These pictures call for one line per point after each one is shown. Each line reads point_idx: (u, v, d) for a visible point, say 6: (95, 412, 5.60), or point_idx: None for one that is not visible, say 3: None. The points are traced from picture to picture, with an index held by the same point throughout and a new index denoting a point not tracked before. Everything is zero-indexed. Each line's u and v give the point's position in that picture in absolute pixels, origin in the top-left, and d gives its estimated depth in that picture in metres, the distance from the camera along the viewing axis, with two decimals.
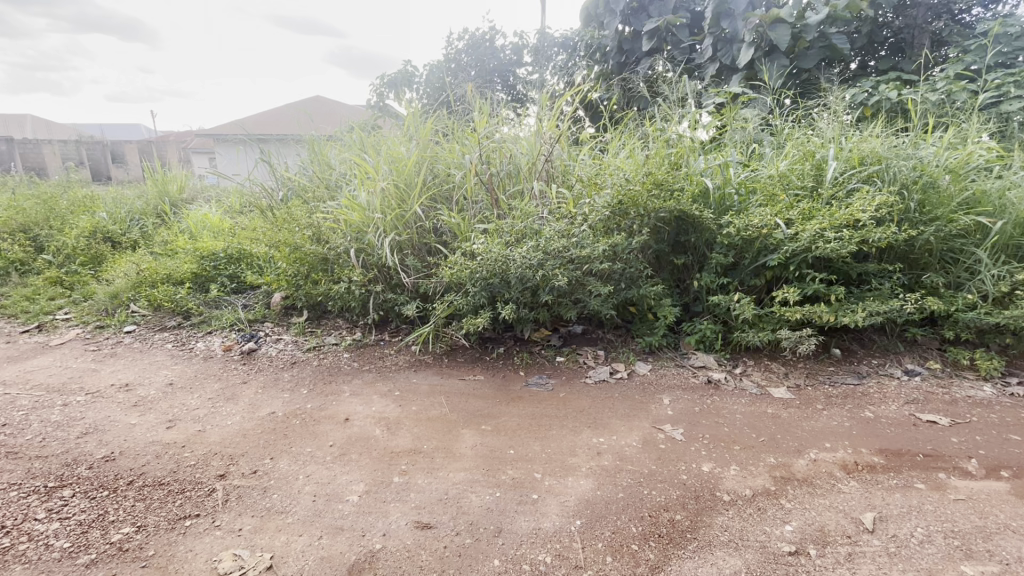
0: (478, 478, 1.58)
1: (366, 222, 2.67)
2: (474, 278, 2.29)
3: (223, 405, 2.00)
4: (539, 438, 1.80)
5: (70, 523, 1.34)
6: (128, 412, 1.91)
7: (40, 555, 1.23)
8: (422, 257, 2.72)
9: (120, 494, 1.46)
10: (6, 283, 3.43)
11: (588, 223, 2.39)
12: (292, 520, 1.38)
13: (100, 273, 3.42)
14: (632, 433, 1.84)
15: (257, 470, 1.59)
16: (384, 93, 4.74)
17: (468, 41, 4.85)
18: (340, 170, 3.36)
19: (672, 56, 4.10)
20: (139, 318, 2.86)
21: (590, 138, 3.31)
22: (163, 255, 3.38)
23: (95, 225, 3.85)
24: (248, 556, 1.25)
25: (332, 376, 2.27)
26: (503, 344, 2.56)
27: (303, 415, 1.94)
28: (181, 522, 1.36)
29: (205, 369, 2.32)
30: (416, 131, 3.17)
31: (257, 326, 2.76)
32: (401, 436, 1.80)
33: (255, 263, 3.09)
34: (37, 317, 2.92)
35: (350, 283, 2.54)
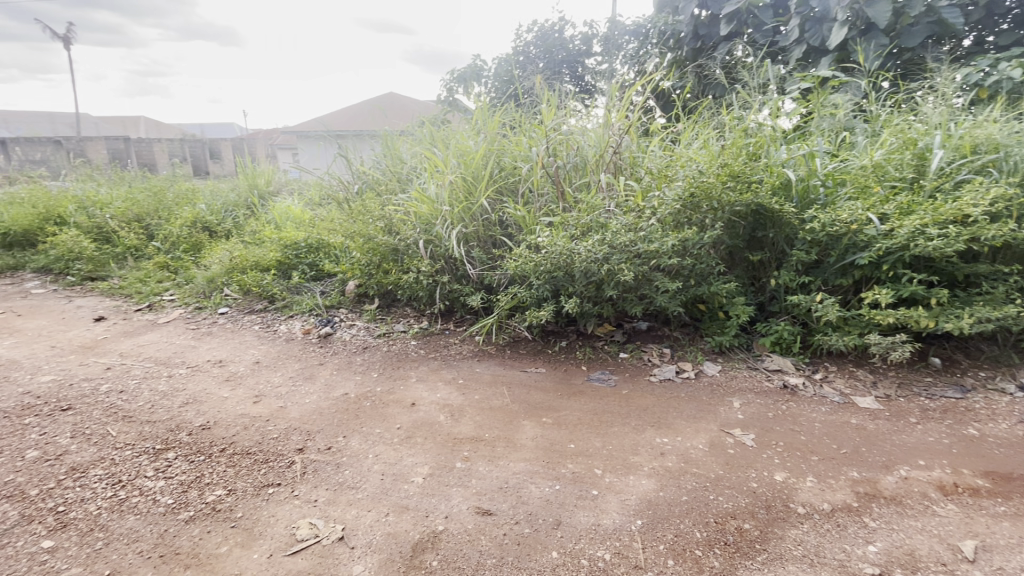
0: (538, 469, 1.59)
1: (435, 214, 2.77)
2: (538, 270, 2.30)
3: (302, 384, 2.15)
4: (600, 434, 1.78)
5: (174, 482, 1.50)
6: (221, 386, 2.11)
7: (149, 509, 1.39)
8: (487, 249, 2.76)
9: (214, 459, 1.61)
10: (124, 267, 3.87)
11: (657, 216, 2.32)
12: (361, 496, 1.46)
13: (198, 259, 3.77)
14: (698, 435, 1.77)
15: (332, 447, 1.70)
16: (454, 87, 4.84)
17: (536, 33, 4.84)
18: (411, 163, 3.48)
19: (753, 39, 3.85)
20: (231, 301, 3.13)
21: (661, 129, 3.19)
22: (252, 244, 3.66)
23: (196, 216, 4.25)
24: (323, 526, 1.34)
25: (400, 362, 2.37)
26: (566, 338, 2.54)
27: (372, 397, 2.04)
28: (264, 490, 1.48)
29: (286, 350, 2.50)
30: (484, 123, 3.22)
31: (332, 311, 2.93)
32: (464, 423, 1.85)
33: (333, 253, 3.28)
34: (147, 298, 3.27)
35: (419, 273, 2.63)
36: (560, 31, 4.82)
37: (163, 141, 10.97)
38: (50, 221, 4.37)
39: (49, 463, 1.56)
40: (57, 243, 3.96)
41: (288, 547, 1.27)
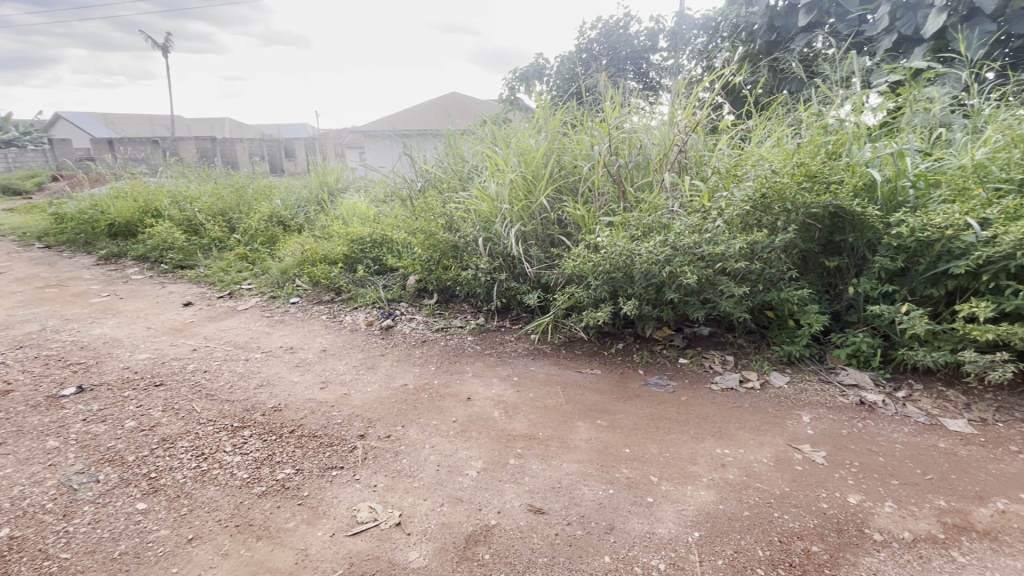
0: (592, 471, 1.57)
1: (494, 212, 2.80)
2: (596, 271, 2.28)
3: (364, 373, 2.24)
4: (657, 440, 1.74)
5: (249, 458, 1.62)
6: (292, 371, 2.24)
7: (227, 481, 1.50)
8: (545, 248, 2.77)
9: (285, 440, 1.72)
10: (209, 257, 4.20)
11: (723, 218, 2.22)
12: (417, 485, 1.51)
13: (273, 251, 4.02)
14: (762, 449, 1.68)
15: (391, 435, 1.76)
16: (516, 86, 4.87)
17: (600, 30, 4.77)
18: (473, 162, 3.54)
19: (836, 30, 3.60)
20: (301, 291, 3.32)
21: (730, 127, 3.06)
22: (322, 238, 3.86)
23: (272, 211, 4.54)
24: (381, 511, 1.40)
25: (457, 356, 2.41)
26: (622, 340, 2.49)
27: (430, 389, 2.10)
28: (328, 472, 1.56)
29: (351, 340, 2.62)
30: (545, 122, 3.21)
31: (394, 304, 3.03)
32: (518, 421, 1.86)
33: (395, 248, 3.39)
34: (228, 286, 3.54)
35: (478, 271, 2.68)
36: (625, 27, 4.73)
37: (245, 141, 11.79)
38: (148, 214, 4.82)
39: (143, 433, 1.73)
40: (154, 234, 4.36)
41: (348, 528, 1.33)
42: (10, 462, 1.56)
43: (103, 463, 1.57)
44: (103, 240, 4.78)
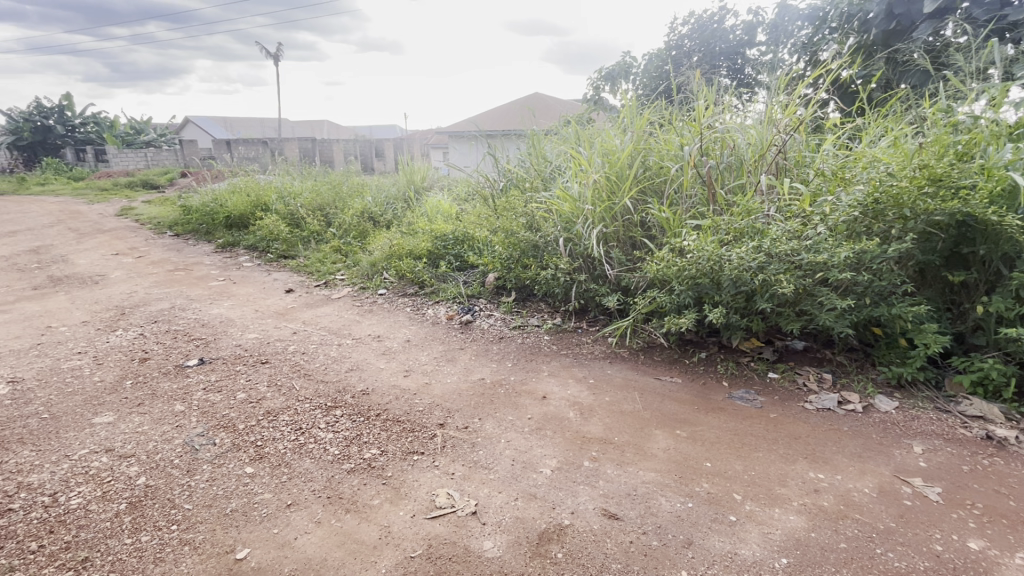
0: (669, 482, 1.52)
1: (576, 213, 2.80)
2: (681, 276, 2.20)
3: (444, 365, 2.33)
4: (741, 457, 1.64)
5: (340, 436, 1.74)
6: (379, 358, 2.38)
7: (321, 455, 1.63)
8: (627, 251, 2.72)
9: (371, 422, 1.83)
10: (308, 248, 4.56)
11: (826, 224, 2.05)
12: (493, 477, 1.54)
13: (364, 245, 4.28)
14: (864, 477, 1.54)
15: (468, 427, 1.82)
16: (600, 85, 4.80)
17: (692, 25, 4.57)
18: (556, 162, 3.55)
19: (970, 15, 3.19)
20: (388, 284, 3.50)
21: (837, 125, 2.81)
22: (408, 233, 4.05)
23: (364, 208, 4.83)
24: (458, 498, 1.45)
25: (533, 354, 2.43)
26: (705, 349, 2.38)
27: (506, 385, 2.13)
28: (410, 456, 1.64)
29: (432, 333, 2.73)
30: (631, 121, 3.14)
31: (473, 300, 3.11)
32: (593, 423, 1.85)
33: (476, 246, 3.48)
34: (324, 276, 3.82)
35: (557, 270, 2.69)
36: (720, 21, 4.50)
37: (342, 142, 12.67)
38: (259, 208, 5.33)
39: (251, 405, 1.92)
40: (263, 226, 4.82)
41: (427, 511, 1.39)
42: (146, 420, 1.80)
43: (219, 428, 1.76)
44: (221, 230, 5.35)
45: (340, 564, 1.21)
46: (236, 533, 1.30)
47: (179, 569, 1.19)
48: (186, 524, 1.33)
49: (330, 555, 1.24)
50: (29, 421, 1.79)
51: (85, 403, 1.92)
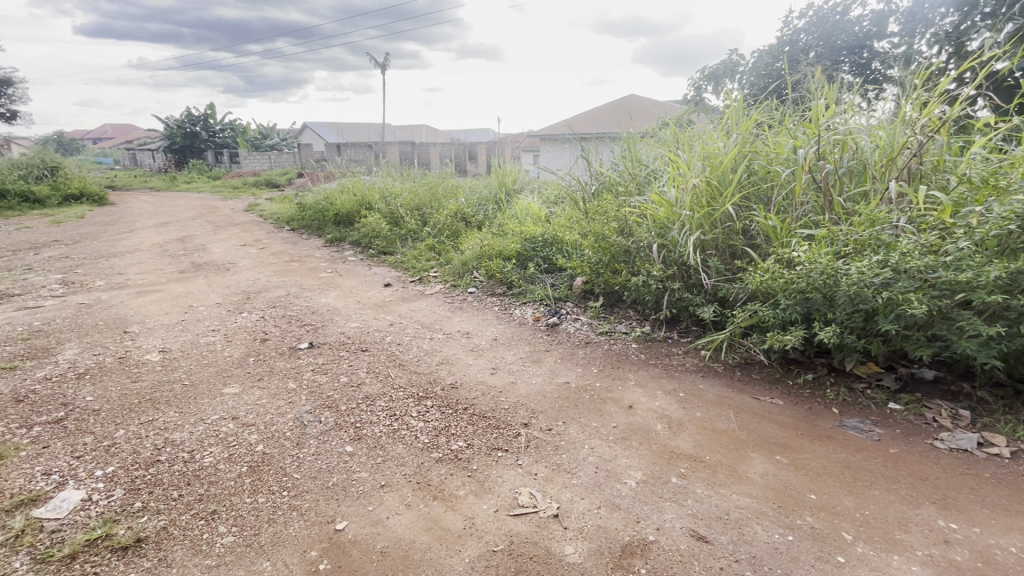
0: (766, 510, 1.42)
1: (672, 218, 2.69)
2: (788, 289, 2.04)
3: (530, 365, 2.35)
4: (853, 493, 1.48)
5: (430, 425, 1.82)
6: (467, 355, 2.46)
7: (413, 442, 1.72)
8: (726, 260, 2.57)
9: (459, 415, 1.90)
10: (405, 246, 4.83)
11: (973, 239, 1.79)
12: (575, 482, 1.53)
13: (456, 244, 4.45)
14: (1009, 533, 1.32)
15: (552, 429, 1.82)
16: (703, 86, 4.59)
17: (811, 17, 4.22)
18: (652, 166, 3.44)
19: None
20: (477, 283, 3.61)
21: (988, 125, 2.45)
22: (498, 234, 4.15)
23: (458, 208, 5.02)
24: (541, 499, 1.46)
25: (619, 362, 2.38)
26: (813, 371, 2.18)
27: (592, 391, 2.10)
28: (494, 452, 1.68)
29: (519, 333, 2.77)
30: (737, 123, 2.96)
31: (560, 303, 3.11)
32: (682, 438, 1.76)
33: (565, 249, 3.47)
34: (419, 273, 4.02)
35: (649, 277, 2.61)
36: (843, 12, 4.12)
37: (439, 145, 13.29)
38: (364, 207, 5.75)
39: (352, 389, 2.07)
40: (367, 224, 5.19)
41: (510, 508, 1.42)
42: (265, 394, 2.02)
43: (324, 408, 1.92)
44: (330, 226, 5.84)
45: (427, 548, 1.27)
46: (336, 506, 1.41)
47: (288, 531, 1.32)
48: (295, 491, 1.46)
49: (417, 538, 1.30)
50: (175, 386, 2.07)
51: (218, 374, 2.19)
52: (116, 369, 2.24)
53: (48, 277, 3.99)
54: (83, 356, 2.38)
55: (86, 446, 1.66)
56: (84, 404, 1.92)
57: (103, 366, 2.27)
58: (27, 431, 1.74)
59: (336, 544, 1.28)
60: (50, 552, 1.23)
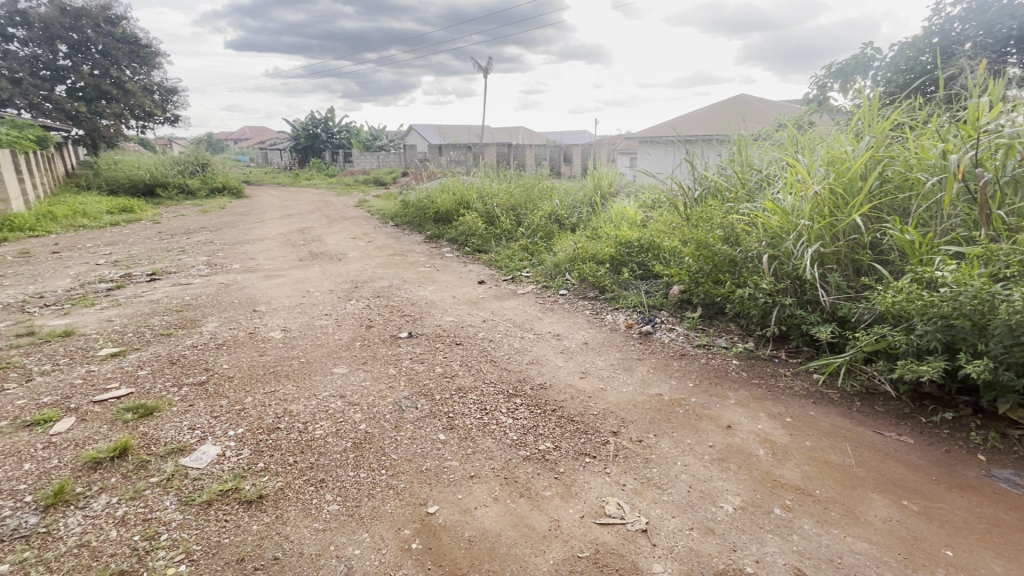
0: (888, 560, 1.26)
1: (787, 228, 2.48)
2: (927, 313, 1.79)
3: (621, 373, 2.30)
4: (1003, 556, 1.27)
5: (518, 423, 1.85)
6: (557, 356, 2.46)
7: (501, 437, 1.76)
8: (849, 276, 2.33)
9: (548, 416, 1.90)
10: (499, 245, 4.94)
11: None
12: (666, 499, 1.47)
13: (549, 246, 4.47)
14: None
15: (643, 441, 1.76)
16: (827, 84, 4.18)
17: (968, 3, 3.66)
18: (765, 171, 3.20)
19: None
20: (569, 286, 3.59)
21: None
22: (592, 237, 4.10)
23: (552, 210, 5.04)
24: (629, 511, 1.42)
25: (718, 378, 2.24)
26: (953, 409, 1.89)
27: (686, 406, 2.00)
28: (582, 457, 1.66)
29: (610, 339, 2.71)
30: (870, 124, 2.65)
31: (654, 311, 3.00)
32: (788, 467, 1.62)
33: (663, 255, 3.34)
34: (512, 272, 4.10)
35: (756, 290, 2.43)
36: None
37: (535, 147, 13.44)
38: (462, 205, 5.99)
39: (446, 380, 2.16)
40: (464, 223, 5.40)
41: (597, 516, 1.39)
42: (369, 377, 2.18)
43: (420, 395, 2.03)
44: (430, 223, 6.15)
45: (513, 543, 1.29)
46: (428, 490, 1.48)
47: (385, 507, 1.41)
48: (393, 471, 1.56)
49: (503, 532, 1.33)
50: (294, 362, 2.30)
51: (330, 355, 2.40)
52: (247, 342, 2.54)
53: (197, 259, 4.62)
54: (221, 328, 2.73)
55: (222, 407, 1.90)
56: (221, 371, 2.20)
57: (237, 338, 2.58)
58: (178, 389, 2.03)
59: (428, 526, 1.34)
60: (192, 496, 1.43)
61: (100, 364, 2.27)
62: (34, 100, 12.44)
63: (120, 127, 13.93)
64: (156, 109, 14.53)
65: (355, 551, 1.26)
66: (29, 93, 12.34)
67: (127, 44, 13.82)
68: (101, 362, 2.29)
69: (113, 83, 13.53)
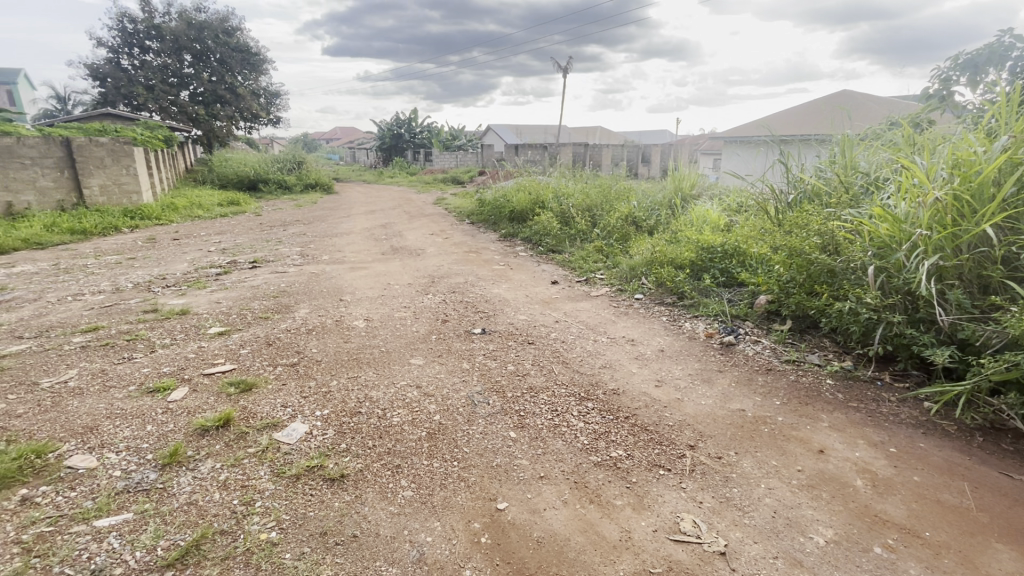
0: None
1: (899, 237, 2.24)
2: None
3: (700, 384, 2.19)
4: None
5: (589, 427, 1.82)
6: (631, 362, 2.39)
7: (572, 440, 1.74)
8: (974, 294, 2.05)
9: (620, 423, 1.85)
10: (573, 245, 4.90)
11: None
12: (747, 522, 1.38)
13: (624, 248, 4.37)
14: None
15: (723, 458, 1.66)
16: (952, 77, 3.72)
17: None
18: (873, 175, 2.91)
19: None
20: (645, 290, 3.49)
21: None
22: (671, 240, 3.95)
23: (629, 211, 4.91)
24: (706, 531, 1.34)
25: (809, 397, 2.07)
26: None
27: (772, 425, 1.87)
28: (655, 469, 1.60)
29: (688, 347, 2.60)
30: (1008, 121, 2.32)
31: (737, 321, 2.83)
32: (891, 503, 1.46)
33: (749, 262, 3.14)
34: (585, 273, 4.05)
35: (858, 304, 2.21)
36: None
37: (613, 147, 13.20)
38: (537, 205, 6.00)
39: (517, 378, 2.18)
40: (539, 222, 5.41)
41: (671, 532, 1.34)
42: (444, 369, 2.24)
43: (492, 391, 2.05)
44: (505, 222, 6.23)
45: (582, 549, 1.27)
46: (498, 486, 1.50)
47: (456, 498, 1.44)
48: (464, 464, 1.59)
49: (572, 537, 1.31)
50: (375, 351, 2.42)
51: (408, 346, 2.50)
52: (333, 329, 2.71)
53: (291, 249, 5.00)
54: (312, 315, 2.93)
55: (310, 388, 2.04)
56: (311, 355, 2.36)
57: (325, 325, 2.77)
58: (274, 369, 2.21)
59: (497, 522, 1.35)
60: (283, 469, 1.54)
61: (210, 341, 2.52)
62: (163, 104, 14.07)
63: (231, 128, 15.40)
64: (261, 112, 15.92)
65: (427, 538, 1.29)
66: (160, 98, 13.98)
67: (239, 53, 15.26)
68: (210, 339, 2.54)
69: (227, 88, 14.99)
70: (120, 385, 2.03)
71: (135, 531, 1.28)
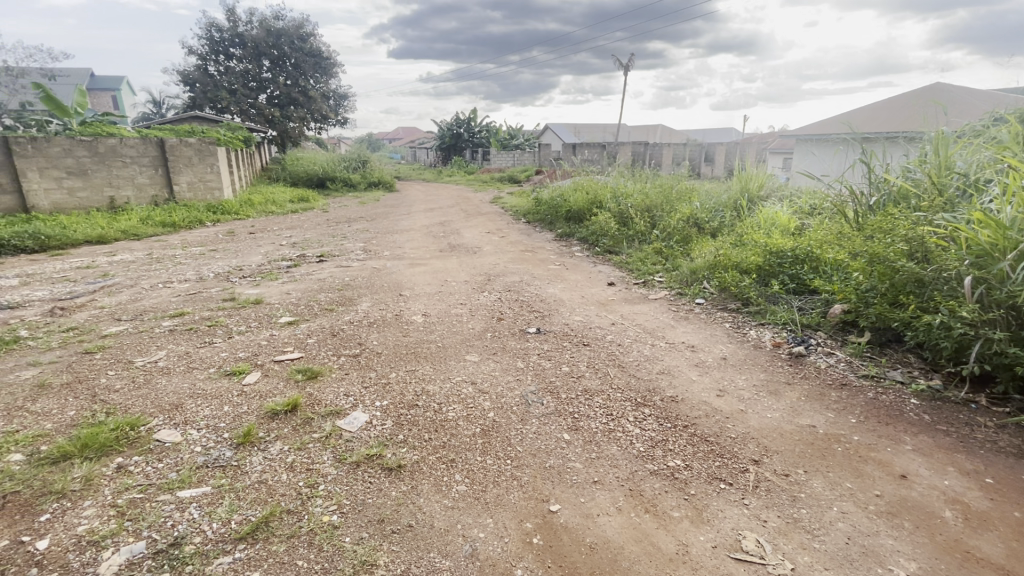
0: None
1: (1002, 246, 2.01)
2: None
3: (765, 396, 2.07)
4: None
5: (646, 434, 1.77)
6: (691, 369, 2.31)
7: (627, 446, 1.70)
8: None
9: (678, 432, 1.79)
10: (631, 246, 4.80)
11: None
12: (817, 546, 1.29)
13: (685, 251, 4.22)
14: None
15: (791, 476, 1.57)
16: None
17: None
18: (973, 175, 2.63)
19: None
20: (707, 294, 3.35)
21: None
22: (736, 243, 3.77)
23: (691, 212, 4.74)
24: (771, 552, 1.27)
25: (890, 417, 1.91)
26: None
27: (847, 444, 1.74)
28: (716, 482, 1.53)
29: (753, 357, 2.47)
30: None
31: (808, 331, 2.66)
32: (987, 540, 1.32)
33: (824, 269, 2.94)
34: (644, 276, 3.95)
35: (951, 318, 2.01)
36: None
37: (675, 146, 12.80)
38: (595, 204, 5.92)
39: (572, 379, 2.16)
40: (597, 222, 5.34)
41: (732, 549, 1.28)
42: (498, 367, 2.26)
43: (546, 391, 2.04)
44: (562, 221, 6.19)
45: (636, 559, 1.24)
46: (551, 487, 1.49)
47: (508, 497, 1.44)
48: (517, 462, 1.60)
49: (626, 546, 1.28)
50: (432, 346, 2.48)
51: (463, 342, 2.54)
52: (392, 323, 2.80)
53: (355, 245, 5.22)
54: (373, 308, 3.04)
55: (371, 379, 2.12)
56: (371, 347, 2.45)
57: (385, 319, 2.86)
58: (338, 359, 2.31)
59: (549, 524, 1.34)
60: (345, 455, 1.61)
61: (280, 329, 2.67)
62: (244, 107, 15.10)
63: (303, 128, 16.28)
64: (330, 113, 16.72)
65: (479, 534, 1.31)
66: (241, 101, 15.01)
67: (312, 58, 16.11)
68: (281, 328, 2.70)
69: (301, 91, 15.86)
70: (202, 367, 2.20)
71: (213, 504, 1.38)
